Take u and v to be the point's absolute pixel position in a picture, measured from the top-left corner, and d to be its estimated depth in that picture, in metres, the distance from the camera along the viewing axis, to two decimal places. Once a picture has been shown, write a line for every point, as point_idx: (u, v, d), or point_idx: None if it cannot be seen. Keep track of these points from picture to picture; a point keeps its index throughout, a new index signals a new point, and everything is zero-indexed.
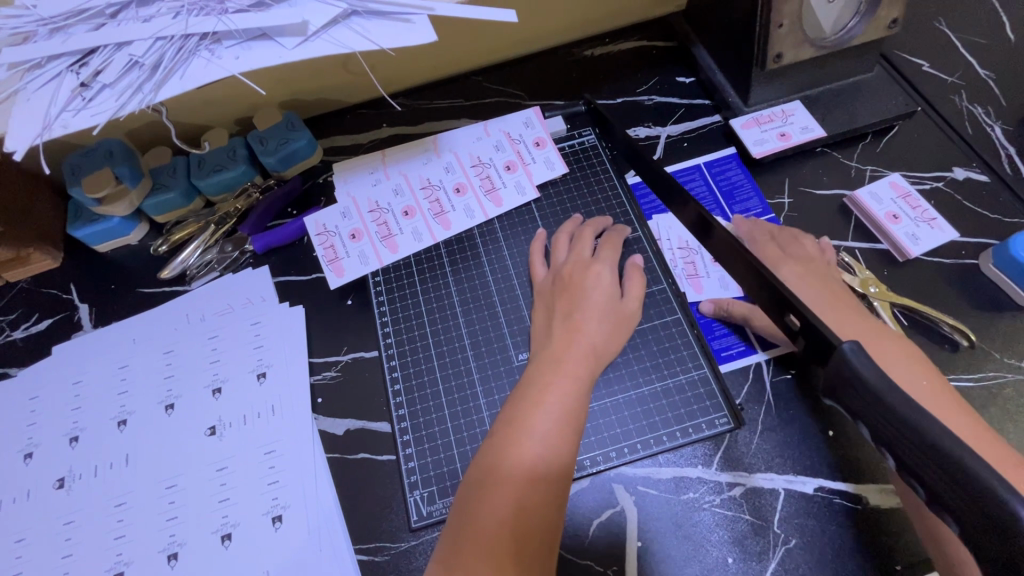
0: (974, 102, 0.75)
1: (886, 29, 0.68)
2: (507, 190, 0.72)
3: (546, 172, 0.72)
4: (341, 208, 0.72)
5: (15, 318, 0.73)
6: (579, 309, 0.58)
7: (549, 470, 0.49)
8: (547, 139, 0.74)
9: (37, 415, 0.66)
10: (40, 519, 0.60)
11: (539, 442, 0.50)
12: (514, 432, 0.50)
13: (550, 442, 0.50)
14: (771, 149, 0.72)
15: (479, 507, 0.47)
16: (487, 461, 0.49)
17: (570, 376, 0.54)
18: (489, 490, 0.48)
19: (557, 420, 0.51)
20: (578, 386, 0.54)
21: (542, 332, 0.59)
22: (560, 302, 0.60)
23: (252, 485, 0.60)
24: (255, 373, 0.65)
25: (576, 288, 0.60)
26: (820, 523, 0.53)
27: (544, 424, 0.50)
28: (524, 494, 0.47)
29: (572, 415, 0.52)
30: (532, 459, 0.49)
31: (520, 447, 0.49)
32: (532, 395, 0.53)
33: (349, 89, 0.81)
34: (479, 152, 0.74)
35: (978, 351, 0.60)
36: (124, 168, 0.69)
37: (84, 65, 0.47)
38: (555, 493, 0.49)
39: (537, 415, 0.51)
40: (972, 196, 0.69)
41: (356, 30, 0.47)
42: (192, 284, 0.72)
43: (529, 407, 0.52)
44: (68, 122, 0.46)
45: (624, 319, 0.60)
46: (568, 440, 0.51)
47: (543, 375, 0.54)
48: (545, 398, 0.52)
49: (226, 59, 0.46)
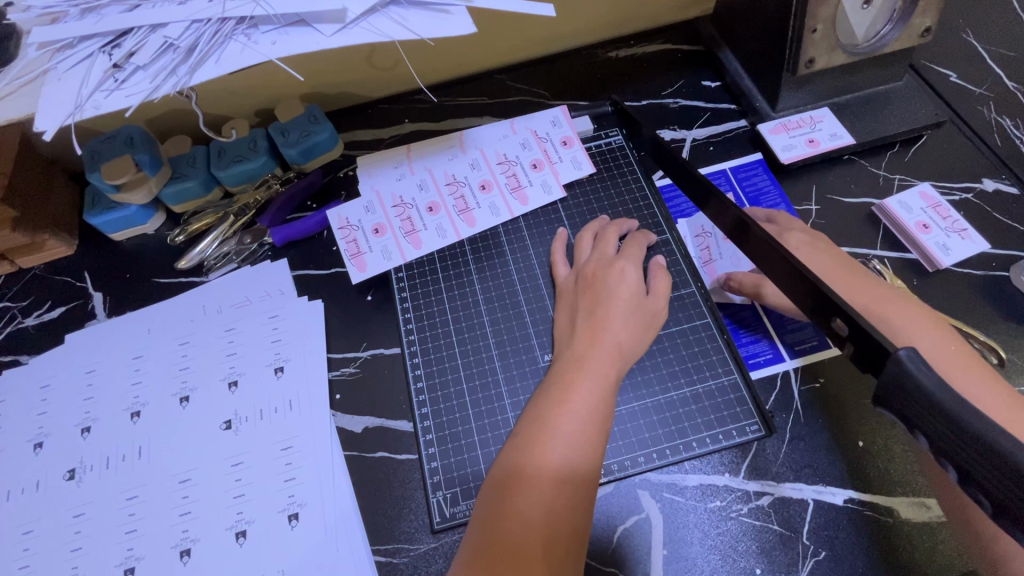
0: (1002, 114, 0.74)
1: (919, 38, 0.68)
2: (533, 188, 0.71)
3: (572, 171, 0.71)
4: (365, 202, 0.71)
5: (27, 305, 0.72)
6: (604, 305, 0.57)
7: (574, 474, 0.47)
8: (573, 138, 0.73)
9: (48, 404, 0.64)
10: (49, 511, 0.59)
11: (564, 443, 0.48)
12: (538, 431, 0.49)
13: (577, 442, 0.48)
14: (800, 155, 0.71)
15: (504, 507, 0.46)
16: (510, 461, 0.48)
17: (594, 375, 0.52)
18: (513, 491, 0.46)
19: (582, 421, 0.50)
20: (604, 384, 0.52)
21: (565, 331, 0.58)
22: (583, 300, 0.59)
23: (268, 481, 0.58)
24: (273, 368, 0.64)
25: (599, 286, 0.59)
26: (852, 535, 0.52)
27: (569, 425, 0.49)
28: (551, 496, 0.46)
29: (596, 416, 0.50)
30: (557, 459, 0.47)
31: (544, 448, 0.48)
32: (556, 394, 0.51)
33: (372, 82, 0.80)
34: (505, 150, 0.73)
35: (1009, 364, 0.59)
36: (144, 156, 0.69)
37: (117, 46, 0.46)
38: (582, 498, 0.47)
39: (562, 414, 0.50)
40: (1003, 207, 0.68)
41: (395, 20, 0.46)
42: (209, 276, 0.71)
43: (553, 404, 0.50)
44: (100, 103, 0.45)
45: (650, 319, 0.59)
46: (591, 441, 0.49)
47: (566, 375, 0.53)
48: (571, 397, 0.51)
49: (264, 44, 0.46)
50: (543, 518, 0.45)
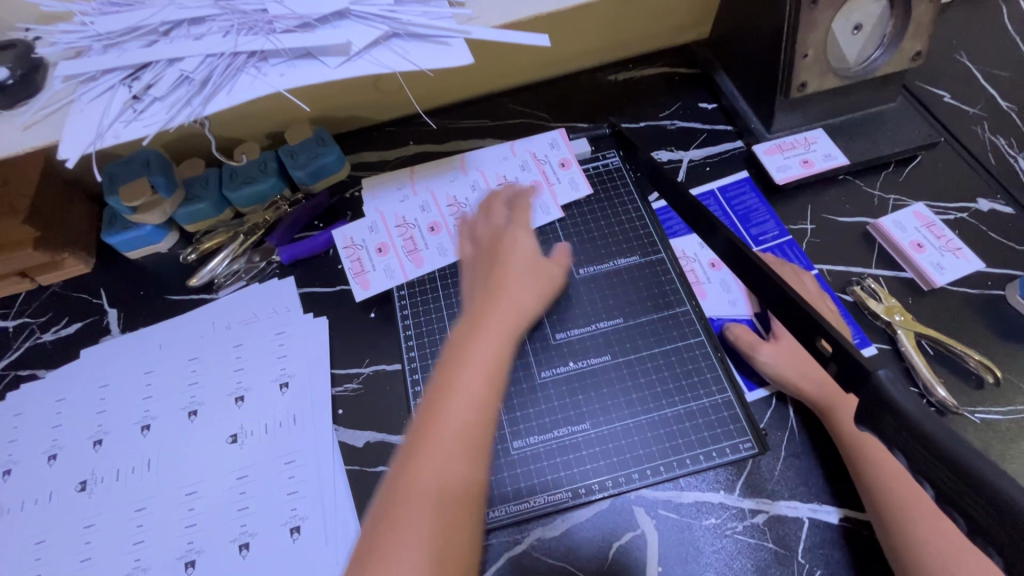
0: (996, 133, 0.75)
1: (910, 61, 0.69)
2: (532, 209, 0.73)
3: (571, 193, 0.73)
4: (370, 223, 0.73)
5: (45, 321, 0.74)
6: (508, 264, 0.57)
7: (456, 505, 0.40)
8: (572, 160, 0.75)
9: (63, 417, 0.66)
10: (60, 522, 0.60)
11: (440, 471, 0.40)
12: (432, 412, 0.43)
13: (452, 467, 0.41)
14: (794, 175, 0.72)
15: (396, 507, 0.39)
16: (404, 458, 0.41)
17: (466, 391, 0.44)
18: (409, 491, 0.40)
19: (456, 442, 0.42)
20: (503, 345, 0.48)
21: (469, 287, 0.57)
22: (481, 263, 0.59)
23: (271, 494, 0.60)
24: (278, 383, 0.66)
25: (501, 244, 0.60)
26: (847, 554, 0.52)
27: (466, 396, 0.44)
28: (438, 496, 0.40)
29: (493, 378, 0.45)
30: (455, 441, 0.42)
31: (421, 470, 0.40)
32: (429, 412, 0.43)
33: (378, 106, 0.84)
34: (505, 172, 0.75)
35: (1005, 383, 0.59)
36: (159, 178, 0.72)
37: (136, 79, 0.49)
38: (480, 481, 0.42)
39: (459, 382, 0.44)
40: (998, 226, 0.69)
41: (396, 52, 0.49)
42: (219, 293, 0.73)
43: (449, 378, 0.44)
44: (120, 132, 0.48)
45: (546, 279, 0.60)
46: (486, 410, 0.44)
47: (439, 391, 0.44)
48: (465, 365, 0.45)
49: (272, 76, 0.48)
50: (436, 513, 0.39)
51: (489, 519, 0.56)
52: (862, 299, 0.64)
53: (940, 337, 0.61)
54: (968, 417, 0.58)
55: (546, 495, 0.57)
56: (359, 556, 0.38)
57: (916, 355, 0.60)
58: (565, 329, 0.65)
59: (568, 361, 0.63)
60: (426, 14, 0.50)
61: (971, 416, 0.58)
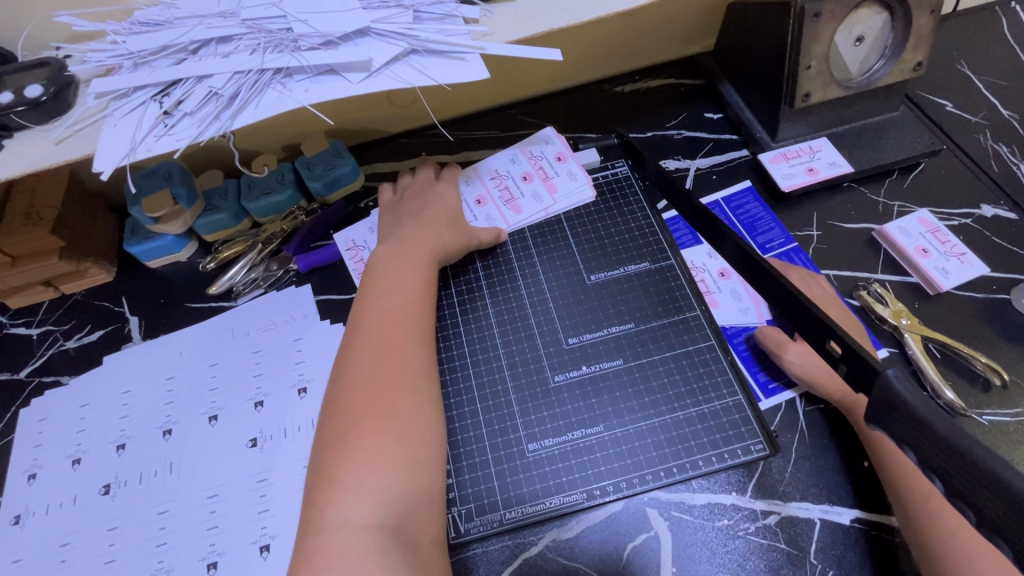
0: (998, 141, 0.77)
1: (911, 72, 0.71)
2: (525, 199, 0.75)
3: (570, 187, 0.75)
4: (369, 224, 0.77)
5: (68, 329, 0.76)
6: (424, 210, 0.72)
7: (394, 424, 0.51)
8: (567, 154, 0.78)
9: (86, 422, 0.68)
10: (84, 524, 0.62)
11: (371, 399, 0.52)
12: (364, 328, 0.57)
13: (379, 397, 0.52)
14: (800, 183, 0.74)
15: (346, 397, 0.52)
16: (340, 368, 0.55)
17: (377, 343, 0.56)
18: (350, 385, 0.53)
19: (378, 380, 0.53)
20: (421, 277, 0.63)
21: (392, 226, 0.71)
22: (410, 206, 0.73)
23: (290, 496, 0.61)
24: (296, 388, 0.67)
25: (422, 199, 0.74)
26: (860, 555, 0.53)
27: (388, 312, 0.58)
28: (379, 421, 0.51)
29: (416, 299, 0.61)
30: (381, 344, 0.56)
31: (356, 404, 0.52)
32: (348, 365, 0.55)
33: (392, 118, 0.86)
34: (497, 166, 0.78)
35: (1013, 386, 0.60)
36: (181, 190, 0.74)
37: (166, 95, 0.51)
38: (412, 368, 0.55)
39: (380, 304, 0.59)
40: (1002, 232, 0.70)
41: (416, 68, 0.51)
42: (237, 300, 0.75)
43: (363, 308, 0.59)
44: (152, 146, 0.49)
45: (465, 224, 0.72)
46: (418, 321, 0.59)
47: (358, 345, 0.56)
48: (375, 298, 0.60)
49: (297, 92, 0.50)
50: (380, 391, 0.52)
51: (505, 520, 0.57)
52: (869, 303, 0.66)
53: (947, 340, 0.62)
54: (976, 419, 0.59)
55: (560, 496, 0.58)
56: (326, 438, 0.51)
57: (923, 359, 0.61)
58: (578, 334, 0.66)
59: (581, 365, 0.64)
60: (443, 30, 0.53)
61: (980, 418, 0.59)
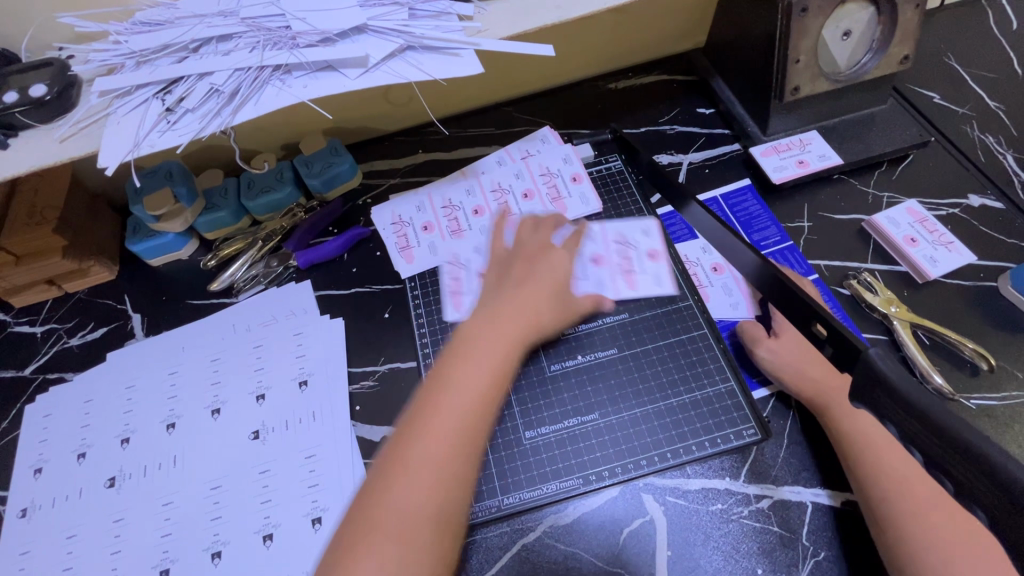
0: (985, 131, 0.78)
1: (898, 65, 0.73)
2: (522, 216, 0.76)
3: (582, 208, 0.76)
4: (475, 244, 0.75)
5: (72, 326, 0.77)
6: (530, 280, 0.58)
7: (431, 521, 0.44)
8: (583, 175, 0.78)
9: (91, 417, 0.69)
10: (89, 517, 0.63)
11: (416, 495, 0.44)
12: (434, 399, 0.48)
13: (429, 494, 0.45)
14: (790, 175, 0.75)
15: (393, 477, 0.45)
16: (399, 439, 0.47)
17: (447, 421, 0.47)
18: (398, 465, 0.45)
19: (434, 473, 0.45)
20: (512, 347, 0.53)
21: (490, 291, 0.59)
22: (515, 273, 0.60)
23: (292, 487, 0.62)
24: (298, 381, 0.69)
25: (530, 265, 0.60)
26: (851, 536, 0.54)
27: (466, 386, 0.49)
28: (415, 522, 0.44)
29: (500, 374, 0.51)
30: (450, 425, 0.47)
31: (396, 493, 0.44)
32: (410, 436, 0.47)
33: (390, 117, 0.87)
34: (501, 179, 0.80)
35: (1000, 370, 0.62)
36: (181, 188, 0.75)
37: (168, 93, 0.53)
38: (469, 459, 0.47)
39: (460, 376, 0.49)
40: (989, 221, 0.71)
41: (411, 63, 0.53)
42: (238, 297, 0.76)
43: (442, 375, 0.50)
44: (155, 142, 0.51)
45: (569, 309, 0.61)
46: (494, 403, 0.50)
47: (424, 415, 0.47)
48: (461, 363, 0.51)
49: (296, 88, 0.52)
50: (434, 484, 0.45)
51: (504, 505, 0.58)
52: (859, 292, 0.67)
53: (935, 327, 0.63)
54: (964, 403, 0.60)
55: (557, 482, 0.59)
56: (359, 514, 0.45)
57: (912, 345, 0.62)
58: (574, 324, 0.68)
59: (576, 355, 0.66)
60: (438, 27, 0.54)
61: (968, 402, 0.60)
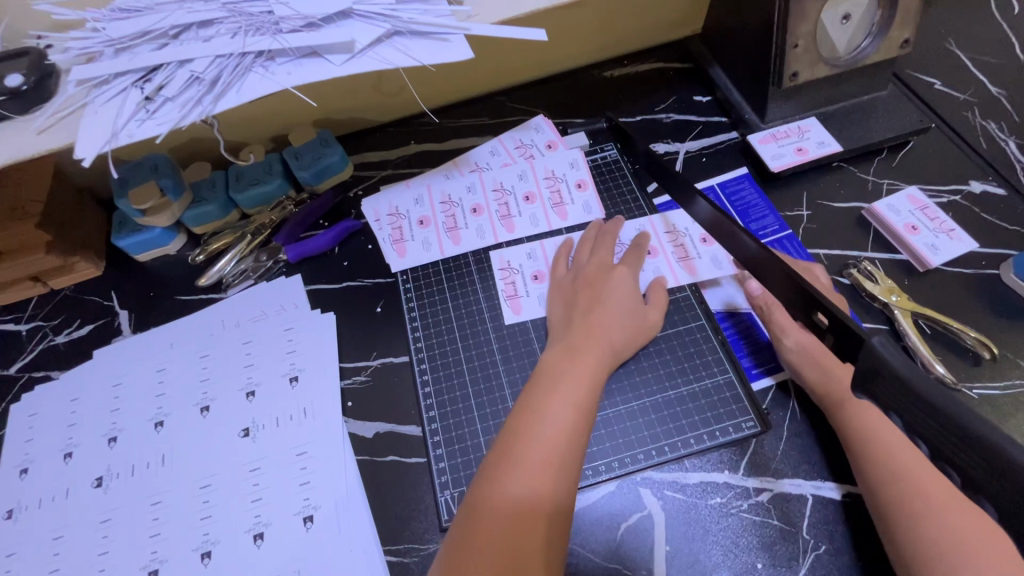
0: (987, 118, 0.77)
1: (898, 49, 0.71)
2: (521, 219, 0.75)
3: (583, 216, 0.74)
4: (528, 249, 0.72)
5: (58, 323, 0.76)
6: (598, 306, 0.62)
7: (544, 505, 0.47)
8: (589, 182, 0.76)
9: (77, 415, 0.68)
10: (77, 517, 0.62)
11: (533, 479, 0.48)
12: (528, 424, 0.51)
13: (544, 477, 0.48)
14: (789, 163, 0.74)
15: (510, 463, 0.49)
16: (498, 458, 0.49)
17: (558, 412, 0.51)
18: (502, 481, 0.48)
19: (548, 458, 0.49)
20: (601, 357, 0.58)
21: (563, 320, 0.63)
22: (582, 297, 0.63)
23: (284, 485, 0.61)
24: (288, 377, 0.67)
25: (596, 290, 0.63)
26: (852, 529, 0.53)
27: (559, 412, 0.51)
28: (529, 506, 0.47)
29: (589, 396, 0.54)
30: (557, 418, 0.51)
31: (512, 477, 0.48)
32: (520, 426, 0.51)
33: (381, 108, 0.86)
34: (502, 178, 0.78)
35: (1003, 359, 0.60)
36: (168, 181, 0.74)
37: (148, 81, 0.51)
38: (575, 450, 0.50)
39: (551, 403, 0.52)
40: (991, 208, 0.70)
41: (399, 49, 0.51)
42: (227, 292, 0.74)
43: (543, 379, 0.55)
44: (133, 132, 0.49)
45: (643, 326, 0.63)
46: (586, 427, 0.52)
47: (529, 409, 0.52)
48: (550, 393, 0.53)
49: (280, 75, 0.50)
50: (548, 469, 0.48)
51: None
52: (858, 280, 0.66)
53: (936, 316, 0.62)
54: (967, 392, 0.59)
55: None
56: (478, 498, 0.48)
57: (914, 334, 0.61)
58: None
59: None
60: (427, 11, 0.52)
61: (970, 391, 0.59)
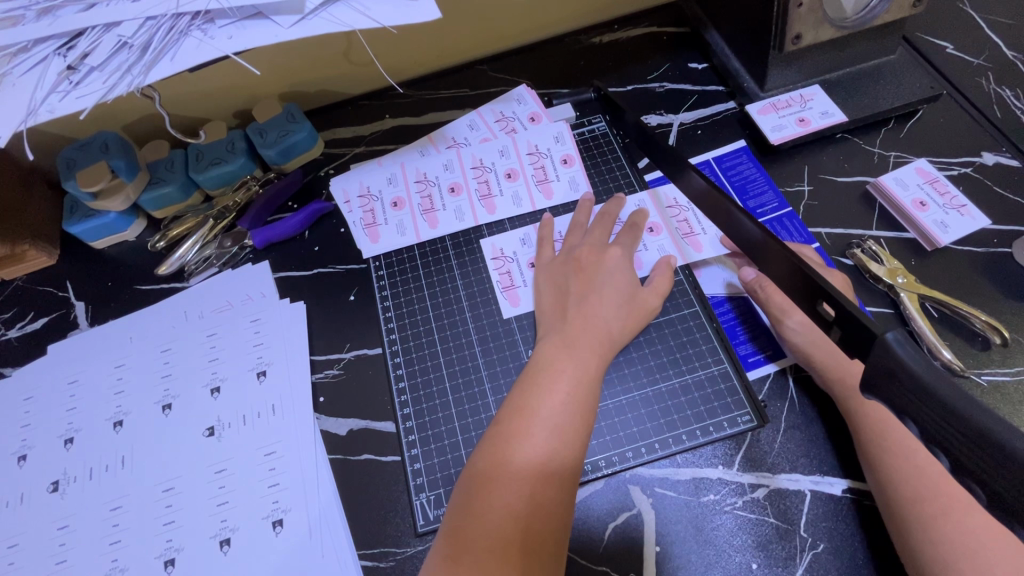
0: (1001, 84, 0.71)
1: (910, 9, 0.65)
2: (502, 199, 0.70)
3: (569, 194, 0.69)
4: (520, 235, 0.67)
5: (10, 317, 0.71)
6: (593, 294, 0.58)
7: (548, 475, 0.47)
8: (575, 157, 0.71)
9: (31, 415, 0.64)
10: (32, 524, 0.58)
11: (536, 448, 0.47)
12: (518, 423, 0.49)
13: (548, 447, 0.48)
14: (790, 135, 0.69)
15: (513, 434, 0.48)
16: (487, 458, 0.48)
17: (561, 383, 0.51)
18: (488, 489, 0.46)
19: (551, 429, 0.48)
20: (607, 330, 0.56)
21: (554, 305, 0.59)
22: (574, 284, 0.59)
23: (251, 487, 0.57)
24: (255, 372, 0.63)
25: (589, 275, 0.59)
26: (853, 527, 0.50)
27: (549, 415, 0.49)
28: (534, 477, 0.46)
29: (593, 374, 0.53)
30: (563, 390, 0.51)
31: (516, 448, 0.47)
32: (522, 399, 0.50)
33: (352, 78, 0.79)
34: (482, 155, 0.72)
35: (1013, 343, 0.57)
36: (120, 161, 0.68)
37: (71, 48, 0.44)
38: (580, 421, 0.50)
39: (540, 407, 0.49)
40: (1004, 182, 0.65)
41: (356, 9, 0.45)
42: (191, 280, 0.70)
43: (548, 354, 0.54)
44: (55, 106, 0.44)
45: (642, 310, 0.58)
46: (585, 412, 0.50)
47: (534, 382, 0.52)
48: (540, 391, 0.51)
49: (220, 39, 0.44)
50: (553, 438, 0.48)
51: None
52: (863, 261, 0.61)
53: (943, 298, 0.58)
54: (974, 379, 0.56)
55: None
56: (481, 469, 0.47)
57: (921, 318, 0.57)
58: None
59: None
60: None
61: (978, 378, 0.56)
